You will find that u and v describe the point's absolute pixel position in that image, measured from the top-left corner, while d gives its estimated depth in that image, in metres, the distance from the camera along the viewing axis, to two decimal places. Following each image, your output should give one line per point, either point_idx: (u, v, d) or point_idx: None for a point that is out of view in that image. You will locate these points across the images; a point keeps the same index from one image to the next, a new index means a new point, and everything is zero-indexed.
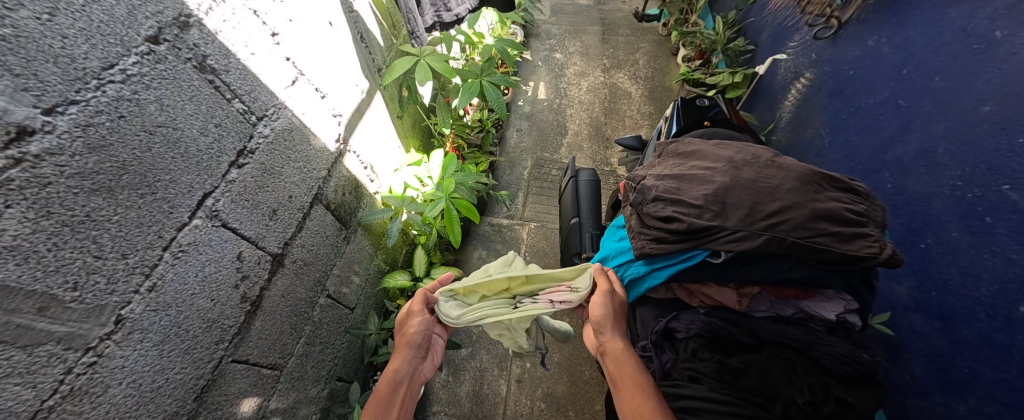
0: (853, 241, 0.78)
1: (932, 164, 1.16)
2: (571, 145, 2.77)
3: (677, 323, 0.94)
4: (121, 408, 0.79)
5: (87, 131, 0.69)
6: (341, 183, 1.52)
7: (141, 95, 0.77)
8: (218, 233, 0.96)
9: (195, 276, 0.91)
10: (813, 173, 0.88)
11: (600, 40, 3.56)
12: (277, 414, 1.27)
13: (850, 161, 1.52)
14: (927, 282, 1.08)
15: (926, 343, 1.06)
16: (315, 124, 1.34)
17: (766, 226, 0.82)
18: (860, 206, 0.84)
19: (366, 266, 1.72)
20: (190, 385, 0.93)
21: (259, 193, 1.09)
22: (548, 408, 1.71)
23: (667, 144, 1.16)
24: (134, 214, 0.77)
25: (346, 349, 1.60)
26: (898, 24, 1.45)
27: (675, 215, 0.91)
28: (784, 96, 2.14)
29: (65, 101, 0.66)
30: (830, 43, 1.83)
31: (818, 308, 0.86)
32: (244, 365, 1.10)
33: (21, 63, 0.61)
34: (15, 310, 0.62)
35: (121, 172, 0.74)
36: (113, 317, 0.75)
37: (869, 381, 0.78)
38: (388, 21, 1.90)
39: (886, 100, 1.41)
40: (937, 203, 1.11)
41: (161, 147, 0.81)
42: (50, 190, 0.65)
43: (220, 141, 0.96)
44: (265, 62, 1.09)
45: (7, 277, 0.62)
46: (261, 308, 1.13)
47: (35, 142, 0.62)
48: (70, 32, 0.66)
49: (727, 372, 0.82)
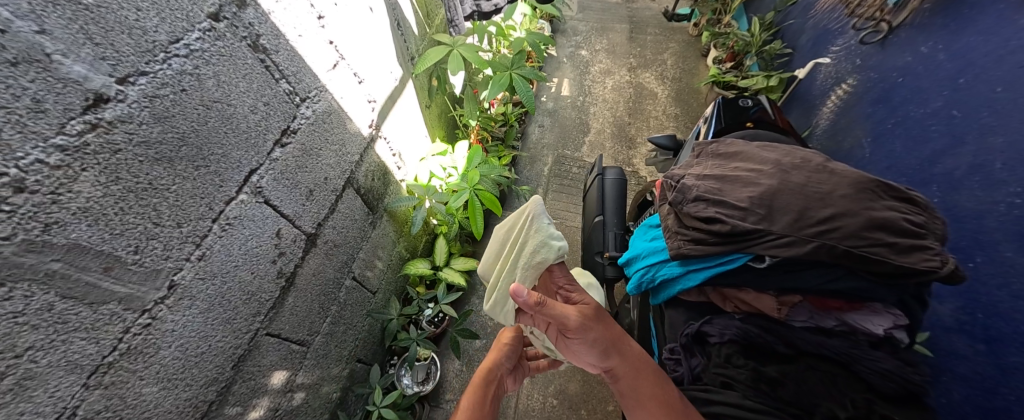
0: (912, 254, 0.75)
1: (987, 179, 1.11)
2: (594, 144, 2.75)
3: (711, 327, 0.93)
4: (169, 370, 0.83)
5: (154, 102, 0.71)
6: (371, 168, 1.54)
7: (201, 70, 0.79)
8: (261, 209, 0.99)
9: (239, 249, 0.94)
10: (869, 180, 0.85)
11: (627, 38, 3.50)
12: (303, 389, 1.30)
13: (894, 173, 1.47)
14: (973, 303, 1.05)
15: (968, 365, 1.04)
16: (351, 109, 1.36)
17: (816, 233, 0.80)
18: (918, 218, 0.81)
19: (389, 252, 1.74)
20: (229, 353, 0.97)
21: (298, 174, 1.12)
22: (561, 405, 1.72)
23: (707, 145, 1.15)
24: (189, 186, 0.80)
25: (366, 332, 1.62)
26: (957, 31, 1.39)
27: (718, 216, 0.91)
28: (823, 103, 2.08)
29: (136, 72, 0.68)
30: (878, 48, 1.76)
31: (863, 322, 0.83)
32: (276, 339, 1.13)
33: (101, 33, 0.63)
34: (84, 267, 0.65)
35: (180, 144, 0.77)
36: (167, 282, 0.79)
37: (915, 399, 0.77)
38: (424, 10, 1.90)
39: (939, 111, 1.36)
40: (990, 221, 1.06)
41: (215, 121, 0.84)
42: (120, 156, 0.67)
43: (267, 119, 0.99)
44: (311, 45, 1.11)
45: (81, 236, 0.64)
46: (295, 285, 1.17)
47: (109, 109, 0.65)
48: (143, 5, 0.68)
49: (763, 381, 0.81)
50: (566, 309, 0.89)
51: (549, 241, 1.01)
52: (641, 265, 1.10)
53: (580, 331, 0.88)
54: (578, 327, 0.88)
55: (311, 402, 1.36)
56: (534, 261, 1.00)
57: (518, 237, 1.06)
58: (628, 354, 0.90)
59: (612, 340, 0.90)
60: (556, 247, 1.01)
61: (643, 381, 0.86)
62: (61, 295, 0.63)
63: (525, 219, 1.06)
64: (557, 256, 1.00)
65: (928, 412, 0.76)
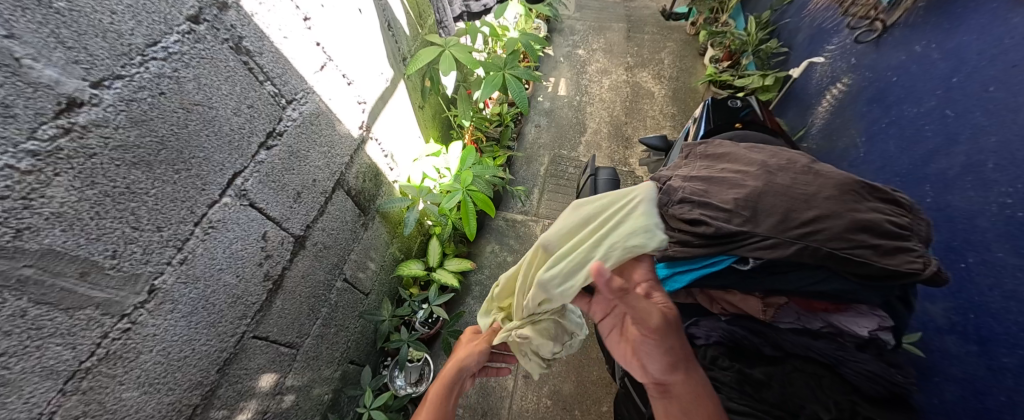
0: (895, 256, 0.74)
1: (979, 179, 1.10)
2: (590, 144, 2.74)
3: (698, 329, 0.94)
4: (151, 374, 0.82)
5: (131, 105, 0.71)
6: (362, 170, 1.54)
7: (181, 73, 0.79)
8: (246, 213, 0.99)
9: (223, 253, 0.94)
10: (854, 181, 0.84)
11: (624, 38, 3.49)
12: (293, 392, 1.30)
13: (887, 173, 1.46)
14: (965, 303, 1.04)
15: (960, 366, 1.03)
16: (340, 111, 1.36)
17: (799, 235, 0.79)
18: (903, 219, 0.80)
19: (382, 254, 1.74)
20: (214, 357, 0.96)
21: (286, 176, 1.11)
22: (554, 406, 1.71)
23: (695, 146, 1.15)
24: (169, 189, 0.80)
25: (359, 334, 1.62)
26: (951, 29, 1.38)
27: (702, 218, 0.90)
28: (818, 102, 2.07)
29: (112, 76, 0.68)
30: (872, 47, 1.75)
31: (849, 323, 0.82)
32: (264, 342, 1.12)
33: (73, 37, 0.63)
34: (59, 272, 0.65)
35: (159, 148, 0.77)
36: (147, 287, 0.78)
37: (902, 402, 0.76)
38: (416, 11, 1.90)
39: (932, 110, 1.35)
40: (982, 221, 1.06)
41: (197, 124, 0.84)
42: (95, 161, 0.67)
43: (251, 121, 0.98)
44: (297, 46, 1.10)
45: (54, 242, 0.64)
46: (283, 287, 1.16)
47: (83, 113, 0.64)
48: (118, 8, 0.68)
49: (748, 383, 0.81)
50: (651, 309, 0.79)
51: (648, 230, 0.89)
52: None
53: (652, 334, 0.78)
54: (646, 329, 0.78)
55: (302, 404, 1.35)
56: (606, 260, 0.88)
57: (603, 219, 0.95)
58: (697, 377, 0.77)
59: (680, 358, 0.77)
60: (655, 238, 0.88)
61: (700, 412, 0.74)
62: (36, 301, 0.63)
63: (631, 202, 0.95)
64: (653, 247, 0.87)
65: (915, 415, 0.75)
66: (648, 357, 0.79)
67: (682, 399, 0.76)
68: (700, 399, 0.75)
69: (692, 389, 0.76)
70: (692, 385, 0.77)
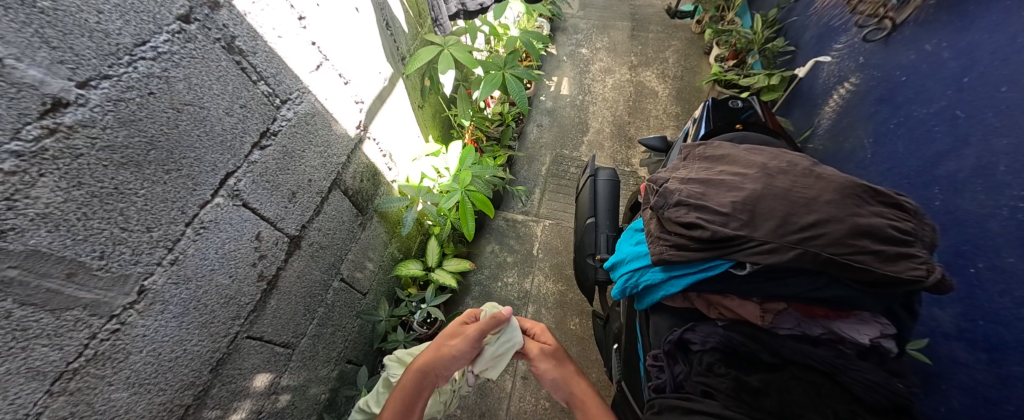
0: (897, 262, 0.72)
1: (990, 182, 1.07)
2: (592, 143, 2.72)
3: (694, 334, 0.90)
4: (140, 375, 0.82)
5: (119, 105, 0.70)
6: (359, 170, 1.53)
7: (171, 73, 0.79)
8: (239, 213, 0.98)
9: (215, 253, 0.93)
10: (856, 185, 0.82)
11: (628, 36, 3.46)
12: (288, 391, 1.30)
13: (895, 175, 1.43)
14: (974, 309, 1.01)
15: (968, 375, 1.00)
16: (337, 110, 1.35)
17: (798, 240, 0.77)
18: (906, 224, 0.78)
19: (380, 253, 1.73)
20: (207, 357, 0.96)
21: (280, 176, 1.11)
22: (552, 408, 1.70)
23: (694, 147, 1.12)
24: (159, 189, 0.79)
25: (356, 334, 1.62)
26: (963, 27, 1.34)
27: (699, 222, 0.88)
28: (825, 102, 2.03)
29: (98, 76, 0.68)
30: (881, 45, 1.71)
31: (849, 330, 0.80)
32: (258, 342, 1.12)
33: (58, 36, 0.63)
34: (45, 274, 0.65)
35: (148, 148, 0.76)
36: (136, 288, 0.78)
37: (904, 413, 0.74)
38: (415, 10, 1.89)
39: (942, 110, 1.32)
40: (992, 225, 1.02)
41: (187, 124, 0.83)
42: (81, 161, 0.66)
43: (245, 121, 0.98)
44: (292, 46, 1.10)
45: (40, 242, 0.64)
46: (277, 288, 1.16)
47: (69, 113, 0.64)
48: (105, 7, 0.67)
49: (744, 391, 0.78)
50: (549, 339, 1.25)
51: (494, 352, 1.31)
52: (625, 270, 1.07)
53: (552, 358, 1.20)
54: (542, 358, 1.20)
55: (298, 403, 1.35)
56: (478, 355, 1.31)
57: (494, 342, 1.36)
58: (582, 383, 1.12)
59: (571, 371, 1.16)
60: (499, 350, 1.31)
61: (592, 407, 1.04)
62: (21, 302, 0.62)
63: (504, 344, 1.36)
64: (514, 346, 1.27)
65: None
66: (550, 376, 1.15)
67: (579, 399, 1.09)
68: (588, 399, 1.07)
69: (584, 391, 1.10)
70: (585, 388, 1.11)
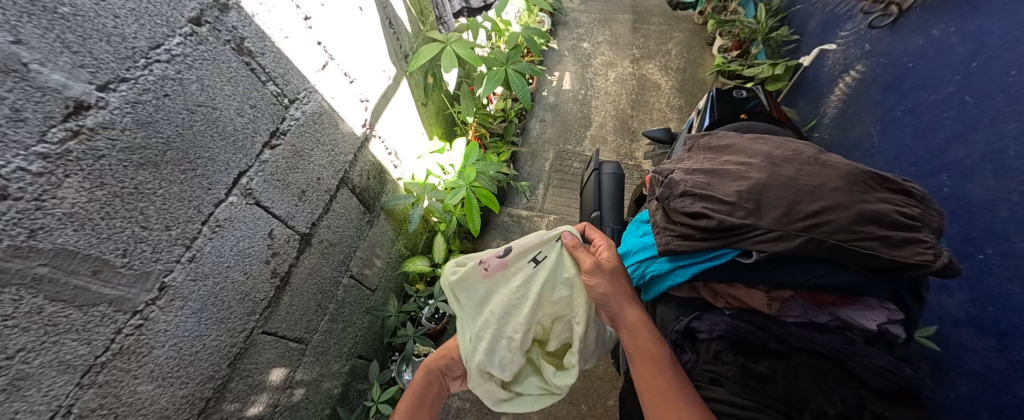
0: (903, 247, 0.72)
1: (999, 167, 1.06)
2: (595, 138, 2.72)
3: (700, 323, 0.91)
4: (164, 368, 0.85)
5: (136, 107, 0.72)
6: (366, 168, 1.55)
7: (184, 75, 0.81)
8: (252, 211, 1.01)
9: (230, 251, 0.96)
10: (863, 172, 0.82)
11: (630, 29, 3.44)
12: (302, 385, 1.32)
13: (903, 163, 1.42)
14: (983, 295, 1.01)
15: (980, 363, 0.99)
16: (343, 109, 1.37)
17: (804, 227, 0.77)
18: (913, 210, 0.78)
19: (388, 250, 1.75)
20: (224, 352, 0.99)
21: (290, 175, 1.13)
22: (561, 400, 1.71)
23: (699, 137, 1.13)
24: (176, 189, 0.82)
25: (367, 329, 1.65)
26: (971, 12, 1.32)
27: (704, 211, 0.89)
28: (831, 90, 2.01)
29: (117, 79, 0.70)
30: (888, 32, 1.69)
31: (857, 317, 0.81)
32: (273, 337, 1.15)
33: (78, 41, 0.65)
34: (72, 271, 0.67)
35: (165, 149, 0.78)
36: (158, 284, 0.81)
37: (913, 396, 0.74)
38: (416, 8, 1.89)
39: (950, 96, 1.31)
40: (1001, 210, 1.02)
41: (202, 125, 0.85)
42: (103, 162, 0.69)
43: (255, 121, 1.00)
44: (298, 46, 1.11)
45: (67, 241, 0.66)
46: (290, 284, 1.18)
47: (90, 116, 0.66)
48: (121, 12, 0.69)
49: (751, 377, 0.79)
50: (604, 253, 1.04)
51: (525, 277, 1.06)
52: (632, 262, 1.09)
53: (607, 269, 0.98)
54: (598, 271, 0.97)
55: (312, 397, 1.38)
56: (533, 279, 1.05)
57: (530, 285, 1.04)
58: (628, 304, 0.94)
59: (619, 273, 0.99)
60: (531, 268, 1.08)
61: (642, 339, 0.87)
62: (51, 298, 0.65)
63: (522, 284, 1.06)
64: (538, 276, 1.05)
65: (923, 408, 0.73)
66: (597, 277, 0.96)
67: (631, 309, 0.93)
68: (647, 348, 0.85)
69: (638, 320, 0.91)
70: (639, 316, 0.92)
